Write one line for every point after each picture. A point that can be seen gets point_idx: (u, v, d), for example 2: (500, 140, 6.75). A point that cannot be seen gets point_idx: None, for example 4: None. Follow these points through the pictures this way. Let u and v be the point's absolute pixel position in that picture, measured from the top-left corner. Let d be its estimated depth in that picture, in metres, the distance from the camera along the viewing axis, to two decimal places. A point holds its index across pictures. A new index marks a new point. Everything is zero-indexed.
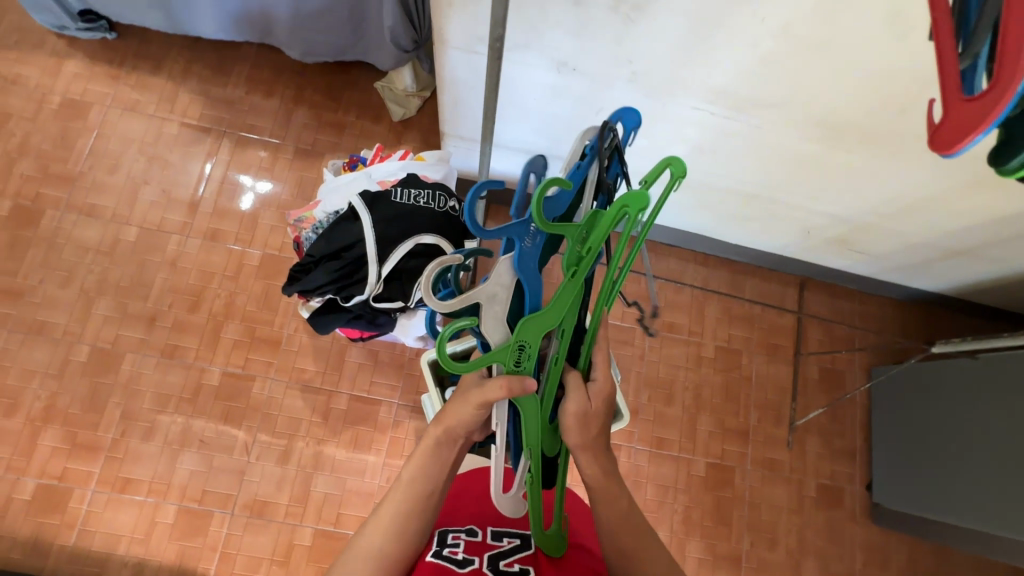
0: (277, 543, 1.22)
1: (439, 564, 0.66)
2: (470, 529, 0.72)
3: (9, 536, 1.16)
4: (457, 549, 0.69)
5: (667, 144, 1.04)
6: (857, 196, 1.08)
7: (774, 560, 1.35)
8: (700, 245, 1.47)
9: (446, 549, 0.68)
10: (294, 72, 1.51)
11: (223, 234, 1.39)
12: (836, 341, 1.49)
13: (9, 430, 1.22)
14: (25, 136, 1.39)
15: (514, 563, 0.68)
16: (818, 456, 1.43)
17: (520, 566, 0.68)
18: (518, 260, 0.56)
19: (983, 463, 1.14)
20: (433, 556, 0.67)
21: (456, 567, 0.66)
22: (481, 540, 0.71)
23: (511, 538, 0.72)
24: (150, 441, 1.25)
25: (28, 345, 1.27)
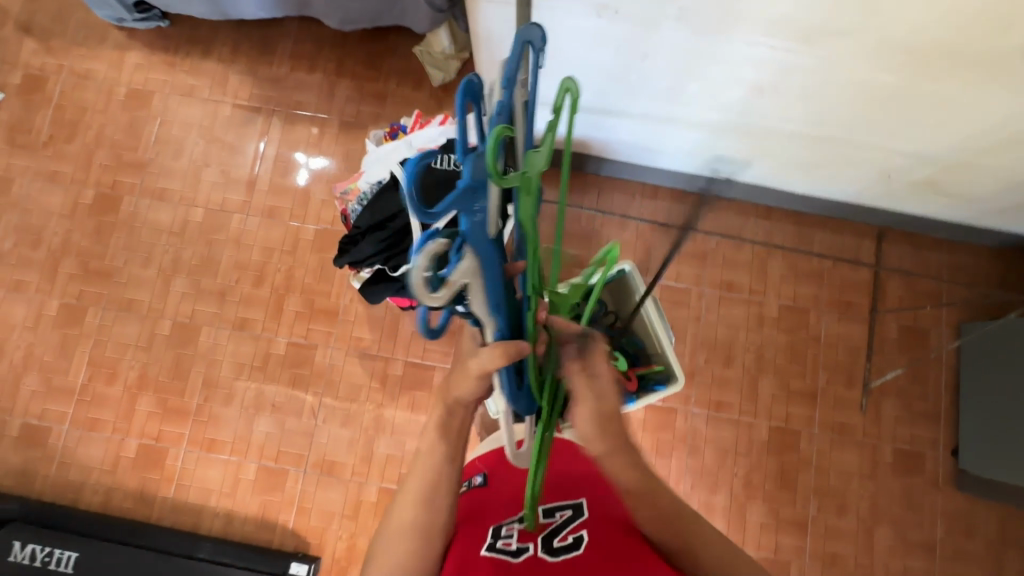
0: (346, 499, 1.30)
1: (494, 557, 0.65)
2: (521, 517, 0.71)
3: (120, 488, 1.32)
4: (511, 540, 0.67)
5: (722, 86, 0.95)
6: (948, 130, 0.95)
7: (843, 526, 1.29)
8: (761, 197, 1.37)
9: (500, 541, 0.67)
10: (334, 44, 1.51)
11: (279, 210, 1.44)
12: (919, 296, 1.36)
13: (111, 396, 1.36)
14: (100, 128, 1.49)
15: (567, 536, 0.66)
16: (895, 419, 1.33)
17: (573, 537, 0.66)
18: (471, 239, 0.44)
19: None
20: (488, 550, 0.66)
21: (511, 557, 0.65)
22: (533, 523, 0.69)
23: (562, 511, 0.70)
24: (229, 405, 1.35)
25: (120, 321, 1.40)
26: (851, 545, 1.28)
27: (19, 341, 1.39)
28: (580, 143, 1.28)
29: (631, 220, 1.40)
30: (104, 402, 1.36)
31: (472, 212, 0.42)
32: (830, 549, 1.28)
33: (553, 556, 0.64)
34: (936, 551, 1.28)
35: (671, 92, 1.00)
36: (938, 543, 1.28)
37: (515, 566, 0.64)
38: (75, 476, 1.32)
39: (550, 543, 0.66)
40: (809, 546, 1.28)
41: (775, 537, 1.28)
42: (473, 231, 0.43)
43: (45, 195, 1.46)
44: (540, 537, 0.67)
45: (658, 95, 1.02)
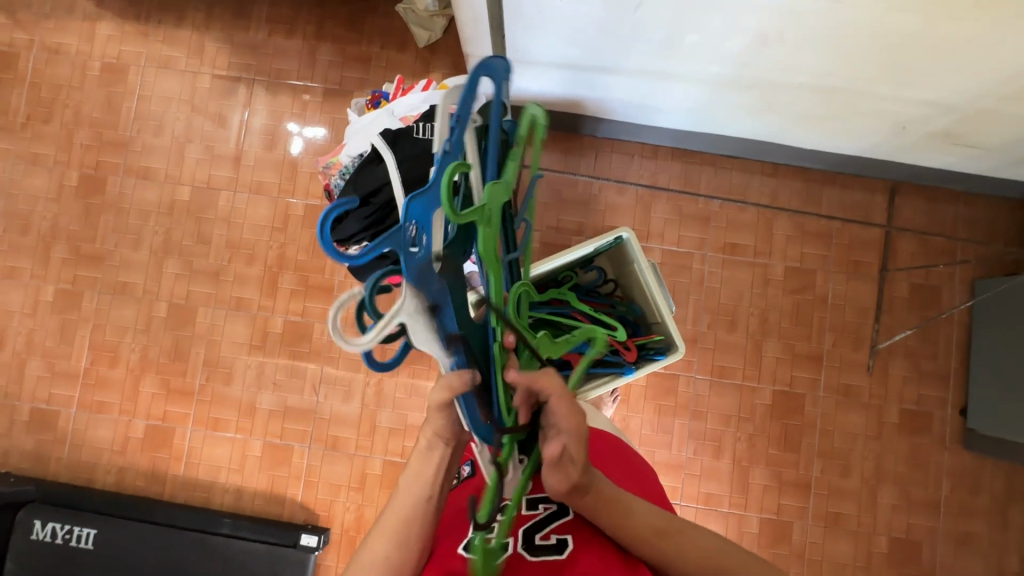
0: (352, 472, 1.32)
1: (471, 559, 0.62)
2: None
3: (132, 467, 1.35)
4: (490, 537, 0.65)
5: (722, 36, 0.88)
6: (969, 76, 0.87)
7: (847, 486, 1.29)
8: (767, 154, 1.30)
9: None
10: (312, 5, 1.42)
11: (267, 185, 1.40)
12: (932, 254, 1.31)
13: (115, 378, 1.38)
14: (77, 105, 1.44)
15: (550, 535, 0.64)
16: (903, 380, 1.30)
17: (557, 536, 0.64)
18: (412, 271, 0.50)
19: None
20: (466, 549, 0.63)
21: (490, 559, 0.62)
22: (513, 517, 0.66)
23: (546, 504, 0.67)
24: (231, 384, 1.36)
25: (116, 304, 1.39)
26: (854, 505, 1.29)
27: (20, 327, 1.39)
28: (574, 103, 1.21)
29: (630, 184, 1.34)
30: (109, 385, 1.37)
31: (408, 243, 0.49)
32: (833, 509, 1.28)
33: (530, 555, 0.63)
34: (940, 508, 1.28)
35: (667, 44, 0.92)
36: (942, 501, 1.28)
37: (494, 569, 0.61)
38: (88, 456, 1.35)
39: (530, 541, 0.64)
40: (811, 506, 1.28)
41: (777, 499, 1.29)
42: (411, 260, 0.49)
43: (29, 178, 1.43)
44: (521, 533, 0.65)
45: (654, 49, 0.94)
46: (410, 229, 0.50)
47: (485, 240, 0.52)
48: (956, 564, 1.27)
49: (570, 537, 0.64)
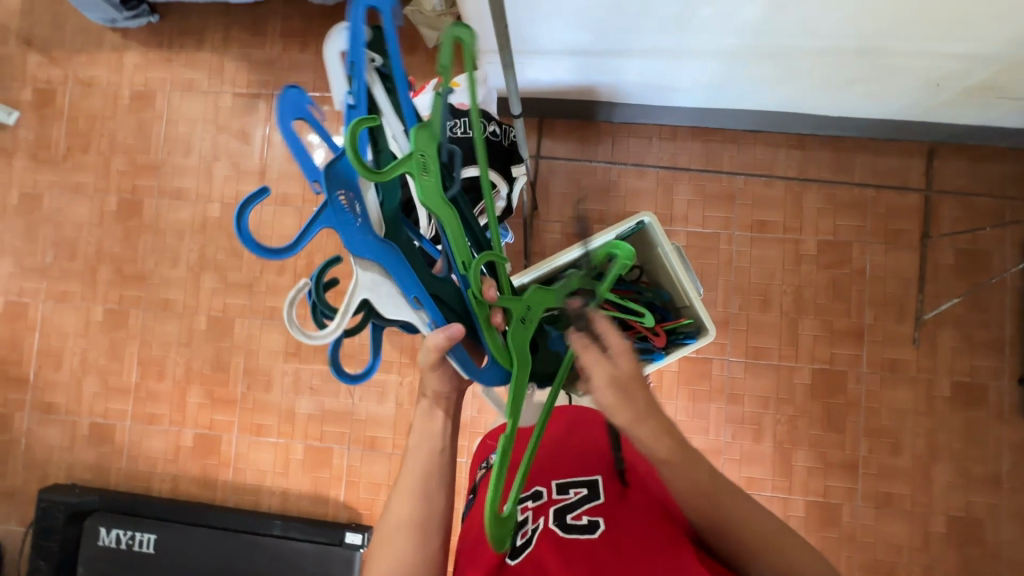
0: (391, 471, 1.35)
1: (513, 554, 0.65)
2: (535, 494, 0.71)
3: (184, 474, 1.42)
4: (528, 530, 0.67)
5: (735, 7, 0.85)
6: (1008, 23, 0.82)
7: (897, 465, 1.24)
8: (791, 125, 1.25)
9: (519, 536, 0.67)
10: (323, 16, 1.45)
11: (292, 197, 1.44)
12: (978, 216, 1.23)
13: (163, 391, 1.44)
14: (112, 134, 1.52)
15: (582, 516, 0.65)
16: (953, 351, 1.24)
17: (588, 518, 0.65)
18: (352, 245, 0.51)
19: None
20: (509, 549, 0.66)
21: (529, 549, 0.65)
22: (546, 501, 0.69)
23: (577, 488, 0.69)
24: (271, 391, 1.41)
25: (160, 320, 1.46)
26: (907, 484, 1.23)
27: (75, 347, 1.48)
28: (588, 88, 1.20)
29: (650, 167, 1.31)
30: (158, 397, 1.44)
31: (349, 214, 0.51)
32: (884, 489, 1.23)
33: (564, 533, 0.64)
34: (1002, 484, 1.21)
35: (678, 19, 0.90)
36: (1004, 476, 1.21)
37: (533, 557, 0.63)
38: (145, 465, 1.43)
39: (562, 520, 0.65)
40: (860, 487, 1.24)
41: (823, 481, 1.25)
42: (353, 232, 0.51)
43: (74, 206, 1.51)
44: (552, 514, 0.67)
45: (664, 25, 0.92)
46: (344, 198, 0.51)
47: (426, 189, 0.53)
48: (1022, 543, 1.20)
49: (603, 519, 0.64)
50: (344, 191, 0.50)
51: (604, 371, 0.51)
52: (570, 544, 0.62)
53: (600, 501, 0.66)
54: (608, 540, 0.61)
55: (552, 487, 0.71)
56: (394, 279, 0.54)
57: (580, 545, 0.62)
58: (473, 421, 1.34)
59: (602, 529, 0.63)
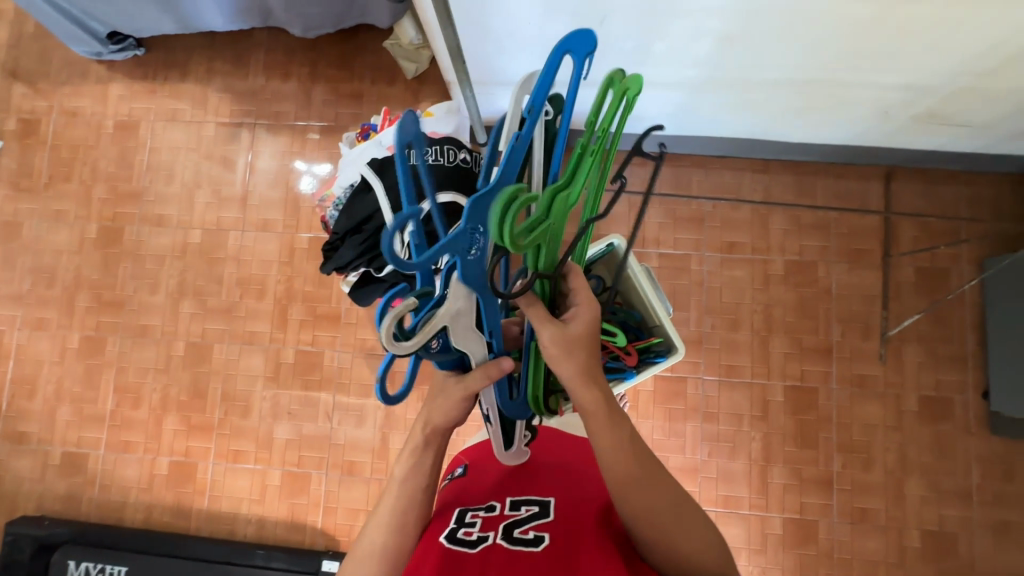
0: (369, 495, 1.34)
1: (451, 547, 0.63)
2: (489, 505, 0.69)
3: (159, 503, 1.39)
4: (473, 529, 0.66)
5: (689, 42, 0.91)
6: (940, 56, 0.88)
7: (870, 480, 1.25)
8: (755, 151, 1.31)
9: (461, 530, 0.66)
10: (305, 49, 1.50)
11: (273, 222, 1.46)
12: (935, 236, 1.29)
13: (139, 418, 1.43)
14: (94, 162, 1.54)
15: (529, 531, 0.64)
16: (918, 366, 1.27)
17: (535, 533, 0.64)
18: (462, 274, 0.52)
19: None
20: (447, 537, 0.65)
21: (468, 547, 0.63)
22: (498, 513, 0.68)
23: (529, 505, 0.68)
24: (249, 417, 1.40)
25: (137, 346, 1.45)
26: (880, 499, 1.25)
27: (49, 375, 1.46)
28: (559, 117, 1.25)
29: (621, 191, 1.36)
30: (134, 425, 1.43)
31: (467, 252, 0.50)
32: (859, 504, 1.25)
33: (509, 545, 0.63)
34: (972, 497, 1.23)
35: (637, 53, 0.96)
36: (973, 489, 1.23)
37: (471, 557, 0.62)
38: (117, 495, 1.40)
39: (510, 533, 0.64)
40: (835, 503, 1.25)
41: (799, 497, 1.26)
42: (467, 263, 0.51)
43: (54, 234, 1.52)
44: (501, 527, 0.65)
45: (625, 58, 0.98)
46: (472, 232, 0.49)
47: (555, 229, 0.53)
48: (995, 556, 1.21)
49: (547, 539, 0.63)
50: (475, 228, 0.49)
51: (561, 334, 0.56)
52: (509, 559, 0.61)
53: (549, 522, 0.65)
54: (552, 558, 0.60)
55: (506, 503, 0.69)
56: (479, 312, 0.56)
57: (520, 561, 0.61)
58: None
59: (546, 546, 0.62)
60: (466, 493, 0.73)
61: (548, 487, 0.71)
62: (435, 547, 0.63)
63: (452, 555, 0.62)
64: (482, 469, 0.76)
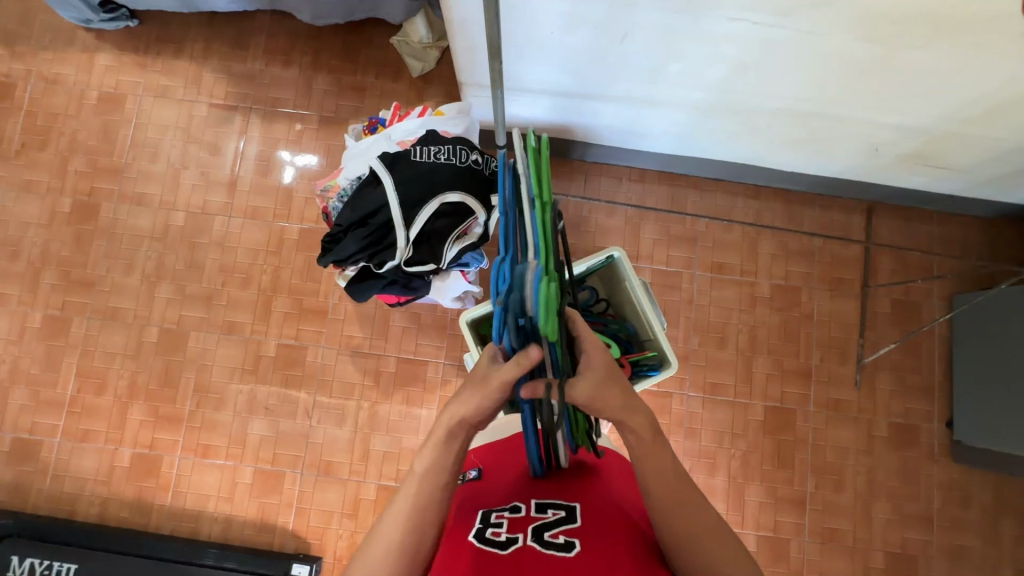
0: (345, 497, 1.30)
1: (480, 549, 0.62)
2: (514, 506, 0.68)
3: (116, 498, 1.31)
4: (500, 530, 0.64)
5: (704, 65, 0.94)
6: (934, 100, 0.93)
7: (841, 501, 1.30)
8: (750, 177, 1.35)
9: (489, 530, 0.65)
10: (309, 37, 1.47)
11: (262, 210, 1.42)
12: (909, 270, 1.36)
13: (102, 406, 1.35)
14: (73, 133, 1.46)
15: (560, 534, 0.62)
16: (890, 393, 1.33)
17: (566, 537, 0.62)
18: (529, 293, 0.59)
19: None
20: (476, 537, 0.64)
21: (498, 549, 0.62)
22: (525, 515, 0.66)
23: (557, 509, 0.66)
24: (222, 411, 1.34)
25: (106, 330, 1.38)
26: (850, 520, 1.29)
27: (4, 355, 1.37)
28: (565, 129, 1.26)
29: (619, 205, 1.38)
30: (95, 413, 1.35)
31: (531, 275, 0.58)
32: (829, 524, 1.29)
33: (540, 548, 0.61)
34: (934, 521, 1.29)
35: (652, 72, 0.98)
36: (935, 514, 1.29)
37: (503, 558, 0.60)
38: (71, 487, 1.31)
39: (540, 535, 0.62)
40: (807, 522, 1.29)
41: (774, 516, 1.29)
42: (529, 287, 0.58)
43: (21, 205, 1.43)
44: (530, 529, 0.64)
45: (639, 76, 1.00)
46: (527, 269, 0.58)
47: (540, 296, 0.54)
48: None
49: (579, 541, 0.61)
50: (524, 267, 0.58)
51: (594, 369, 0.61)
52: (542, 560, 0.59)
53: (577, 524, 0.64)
54: (586, 563, 0.58)
55: (531, 505, 0.68)
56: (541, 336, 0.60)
57: (552, 565, 0.59)
58: None
59: (578, 550, 0.60)
60: (487, 497, 0.72)
61: (571, 493, 0.70)
62: (465, 550, 0.62)
63: (484, 557, 0.61)
64: (495, 476, 0.76)
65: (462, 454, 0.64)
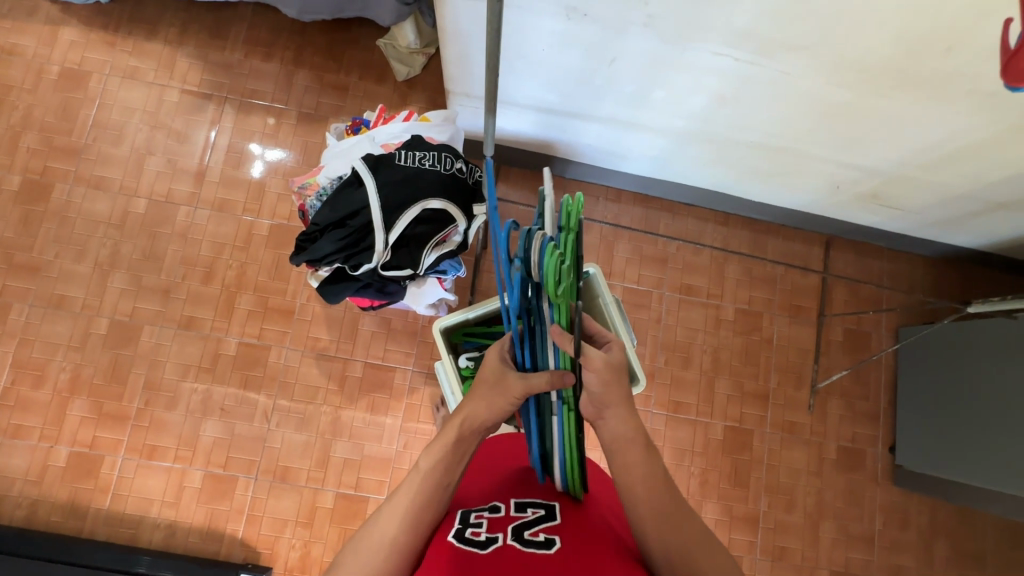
0: (301, 505, 1.25)
1: (460, 547, 0.61)
2: (494, 506, 0.68)
3: (48, 500, 1.22)
4: (480, 530, 0.64)
5: (685, 95, 0.98)
6: (891, 145, 1.00)
7: (791, 520, 1.35)
8: (721, 204, 1.41)
9: (468, 530, 0.63)
10: (293, 31, 1.44)
11: (231, 203, 1.37)
12: (861, 302, 1.44)
13: (38, 401, 1.26)
14: (28, 108, 1.37)
15: (539, 532, 0.62)
16: (840, 418, 1.40)
17: (546, 535, 0.62)
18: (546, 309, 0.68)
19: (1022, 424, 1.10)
20: (455, 536, 0.63)
21: (479, 548, 0.61)
22: (504, 514, 0.66)
23: (535, 508, 0.67)
24: (174, 410, 1.28)
25: (49, 319, 1.29)
26: (799, 539, 1.34)
27: None
28: (547, 145, 1.28)
29: (595, 222, 1.40)
30: (30, 407, 1.25)
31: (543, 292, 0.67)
32: (780, 543, 1.33)
33: (520, 546, 0.60)
34: (875, 542, 1.35)
35: (636, 97, 1.01)
36: (876, 534, 1.36)
37: (483, 556, 0.59)
38: None
39: (521, 533, 0.62)
40: (760, 541, 1.33)
41: (728, 534, 1.32)
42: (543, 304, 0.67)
43: None
44: (510, 528, 0.63)
45: (623, 100, 1.03)
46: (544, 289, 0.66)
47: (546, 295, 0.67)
48: None
49: (559, 537, 0.61)
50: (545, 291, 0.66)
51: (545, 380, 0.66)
52: (524, 560, 0.58)
53: (557, 521, 0.64)
54: (567, 558, 0.58)
55: (510, 504, 0.68)
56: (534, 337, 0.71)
57: (532, 561, 0.58)
58: (398, 456, 1.29)
59: (559, 546, 0.60)
60: (464, 500, 0.71)
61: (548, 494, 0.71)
62: (445, 551, 0.61)
63: (465, 558, 0.60)
64: (475, 477, 0.75)
65: (439, 462, 0.64)
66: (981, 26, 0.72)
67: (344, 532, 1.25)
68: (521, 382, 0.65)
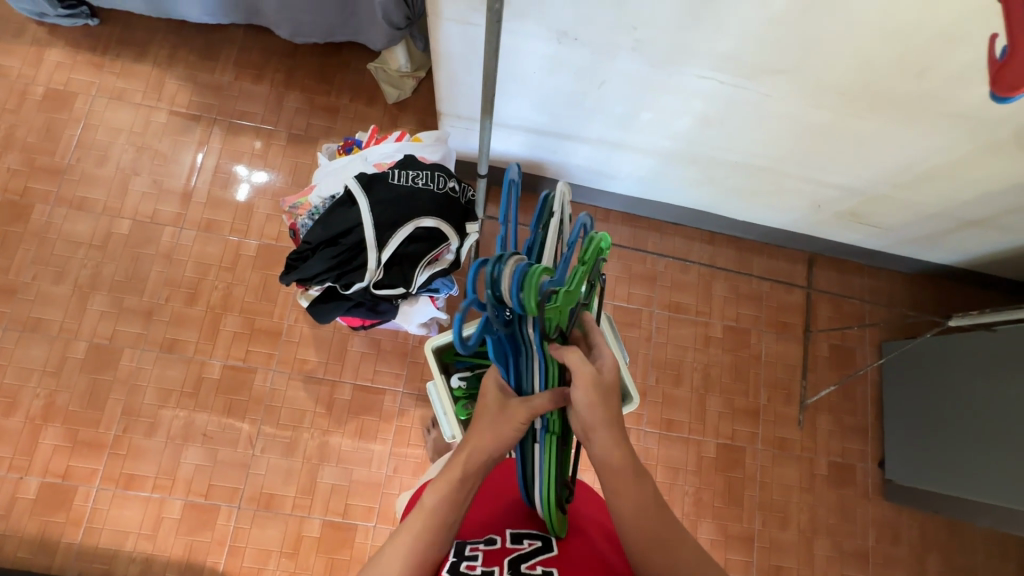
0: (286, 535, 1.21)
1: None
2: (488, 538, 0.66)
3: (15, 535, 1.15)
4: (475, 563, 0.62)
5: (672, 117, 1.01)
6: (870, 166, 1.04)
7: (785, 539, 1.34)
8: (706, 223, 1.44)
9: (464, 564, 0.62)
10: (284, 55, 1.46)
11: (218, 224, 1.35)
12: (845, 318, 1.47)
13: (9, 429, 1.20)
14: (10, 129, 1.35)
15: (537, 565, 0.62)
16: (829, 433, 1.41)
17: (543, 568, 0.62)
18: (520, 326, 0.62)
19: (1006, 436, 1.12)
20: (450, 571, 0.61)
21: None
22: (500, 547, 0.65)
23: (532, 540, 0.66)
24: (153, 436, 1.23)
25: (24, 343, 1.25)
26: (794, 558, 1.33)
27: None
28: (537, 166, 1.30)
29: None
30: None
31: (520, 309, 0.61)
32: (775, 562, 1.32)
33: None
34: (869, 559, 1.35)
35: (625, 120, 1.04)
36: (870, 551, 1.36)
37: None
38: None
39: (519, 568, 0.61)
40: (755, 561, 1.32)
41: (724, 554, 1.31)
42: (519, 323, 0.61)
43: None
44: (506, 561, 0.62)
45: (611, 122, 1.06)
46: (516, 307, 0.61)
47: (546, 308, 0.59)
48: None
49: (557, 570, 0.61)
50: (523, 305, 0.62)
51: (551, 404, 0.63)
52: None
53: (553, 553, 0.64)
54: None
55: (505, 537, 0.67)
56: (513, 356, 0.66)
57: None
58: (387, 481, 1.25)
59: None
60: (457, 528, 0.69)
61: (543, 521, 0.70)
62: None
63: None
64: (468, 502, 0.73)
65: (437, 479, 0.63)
66: (949, 51, 0.76)
67: (331, 562, 1.20)
68: (519, 398, 0.65)
